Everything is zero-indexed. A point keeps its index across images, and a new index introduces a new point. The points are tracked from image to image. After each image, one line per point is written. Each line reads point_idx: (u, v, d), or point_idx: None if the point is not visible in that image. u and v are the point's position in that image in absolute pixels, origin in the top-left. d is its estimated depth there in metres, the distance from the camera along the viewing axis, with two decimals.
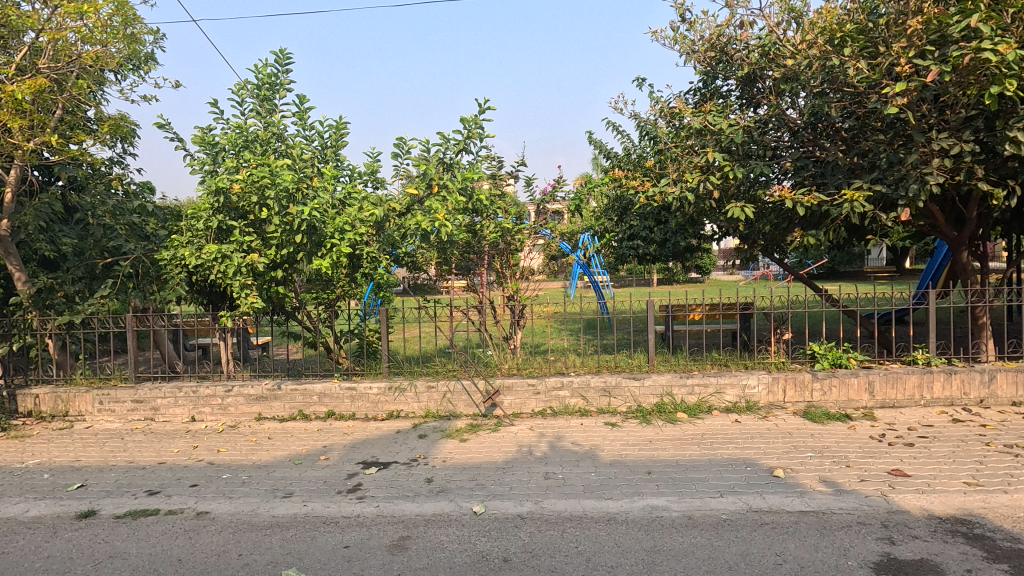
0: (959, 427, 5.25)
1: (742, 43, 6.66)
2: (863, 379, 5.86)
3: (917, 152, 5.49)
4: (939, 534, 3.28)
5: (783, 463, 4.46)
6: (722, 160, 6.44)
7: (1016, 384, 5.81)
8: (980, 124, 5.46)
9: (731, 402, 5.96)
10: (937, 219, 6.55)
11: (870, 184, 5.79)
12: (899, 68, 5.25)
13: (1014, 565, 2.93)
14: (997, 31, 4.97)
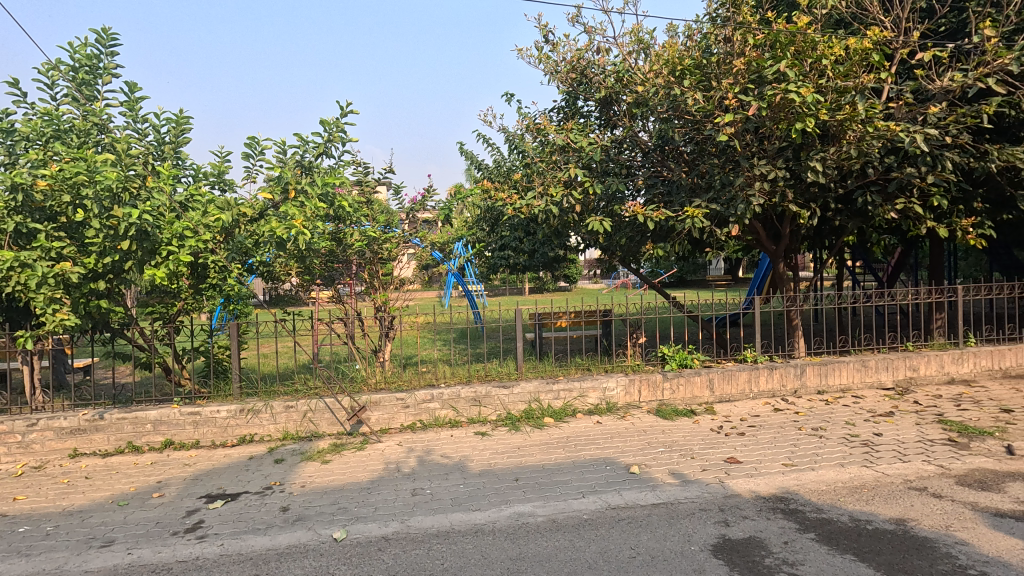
0: (779, 415, 6.05)
1: (599, 67, 7.17)
2: (705, 376, 6.53)
3: (743, 176, 6.26)
4: (764, 512, 3.72)
5: (638, 460, 4.79)
6: (583, 176, 6.84)
7: (821, 375, 6.83)
8: (789, 154, 6.39)
9: (593, 404, 6.29)
10: (759, 234, 7.54)
11: (707, 203, 6.50)
12: (727, 101, 5.96)
13: (820, 533, 3.41)
14: (800, 76, 5.87)
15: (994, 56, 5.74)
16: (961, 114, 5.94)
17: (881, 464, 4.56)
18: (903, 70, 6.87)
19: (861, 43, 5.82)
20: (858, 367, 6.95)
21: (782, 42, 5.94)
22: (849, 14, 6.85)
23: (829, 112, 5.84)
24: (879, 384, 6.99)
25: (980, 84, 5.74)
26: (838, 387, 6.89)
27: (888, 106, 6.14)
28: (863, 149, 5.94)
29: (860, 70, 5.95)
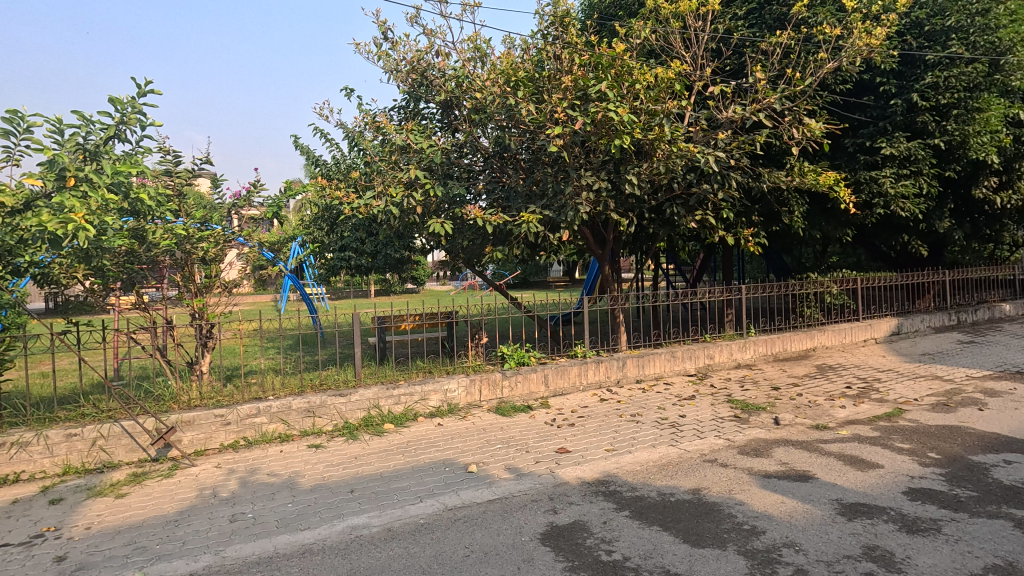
0: (604, 405, 6.63)
1: (439, 70, 7.24)
2: (540, 373, 6.91)
3: (572, 185, 6.75)
4: (588, 497, 4.04)
5: (477, 458, 4.89)
6: (424, 178, 6.79)
7: (639, 366, 7.63)
8: (610, 167, 7.05)
9: (434, 407, 6.28)
10: (588, 239, 8.19)
11: (540, 209, 6.90)
12: (557, 114, 6.39)
13: (633, 510, 3.80)
14: (618, 97, 6.50)
15: (763, 95, 6.93)
16: (742, 141, 7.06)
17: (684, 442, 5.23)
18: (700, 100, 7.97)
19: (666, 73, 6.63)
20: (668, 358, 7.92)
21: (603, 65, 6.52)
22: (658, 47, 7.76)
23: (642, 131, 6.55)
24: (684, 371, 8.02)
25: (754, 117, 6.89)
26: (653, 376, 7.77)
27: (688, 130, 7.08)
28: (669, 166, 6.77)
29: (666, 97, 6.77)
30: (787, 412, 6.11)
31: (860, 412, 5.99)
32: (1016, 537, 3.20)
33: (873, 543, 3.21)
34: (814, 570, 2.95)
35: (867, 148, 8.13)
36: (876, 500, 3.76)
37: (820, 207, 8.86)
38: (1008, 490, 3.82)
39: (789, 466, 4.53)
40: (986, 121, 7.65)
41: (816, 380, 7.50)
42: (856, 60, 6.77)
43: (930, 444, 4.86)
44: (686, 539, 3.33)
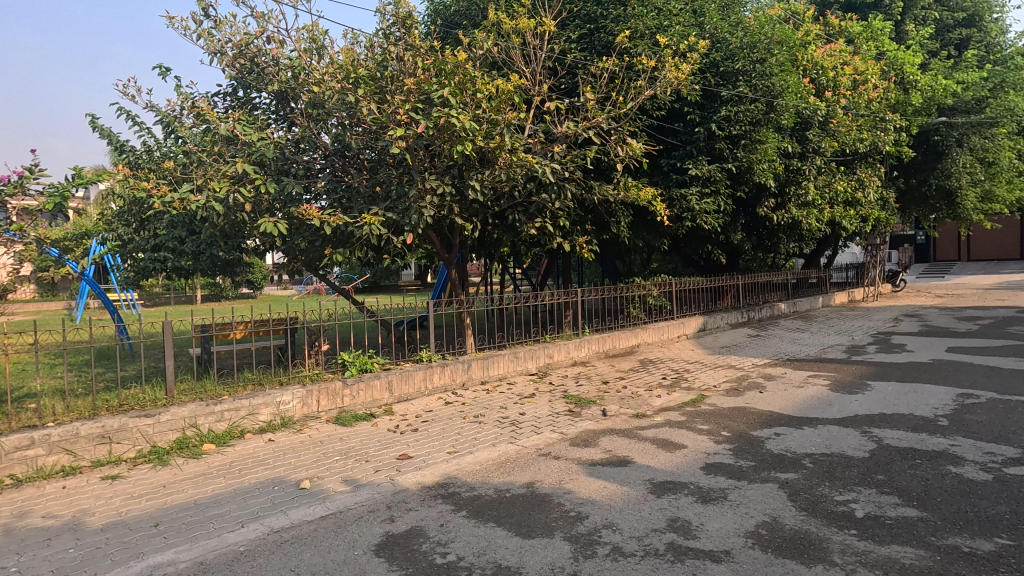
0: (448, 408, 6.67)
1: (271, 57, 6.75)
2: (384, 379, 6.73)
3: (416, 188, 6.69)
4: (426, 501, 4.02)
5: (310, 473, 4.60)
6: (253, 173, 6.22)
7: (484, 367, 7.82)
8: (454, 172, 7.15)
9: (264, 422, 5.77)
10: (434, 242, 8.19)
11: (384, 212, 6.74)
12: (399, 115, 6.33)
13: (470, 509, 3.87)
14: (461, 104, 6.63)
15: (593, 114, 7.56)
16: (575, 156, 7.62)
17: (522, 439, 5.47)
18: (539, 114, 8.46)
19: (506, 85, 6.93)
20: (511, 359, 8.23)
21: (446, 71, 6.64)
22: (500, 59, 8.09)
23: (483, 139, 6.75)
24: (526, 371, 8.41)
25: (585, 134, 7.48)
26: (497, 377, 8.01)
27: (528, 141, 7.45)
28: (510, 175, 7.06)
29: (506, 108, 7.07)
30: (613, 403, 6.72)
31: (672, 400, 6.80)
32: (780, 496, 3.88)
33: (675, 515, 3.64)
34: (627, 546, 3.27)
35: (678, 168, 9.29)
36: (680, 476, 4.30)
37: (642, 219, 9.91)
38: (776, 457, 4.61)
39: (613, 452, 4.98)
40: (765, 151, 9.20)
41: (639, 373, 8.36)
42: (668, 90, 7.72)
43: (723, 424, 5.69)
44: (518, 532, 3.48)
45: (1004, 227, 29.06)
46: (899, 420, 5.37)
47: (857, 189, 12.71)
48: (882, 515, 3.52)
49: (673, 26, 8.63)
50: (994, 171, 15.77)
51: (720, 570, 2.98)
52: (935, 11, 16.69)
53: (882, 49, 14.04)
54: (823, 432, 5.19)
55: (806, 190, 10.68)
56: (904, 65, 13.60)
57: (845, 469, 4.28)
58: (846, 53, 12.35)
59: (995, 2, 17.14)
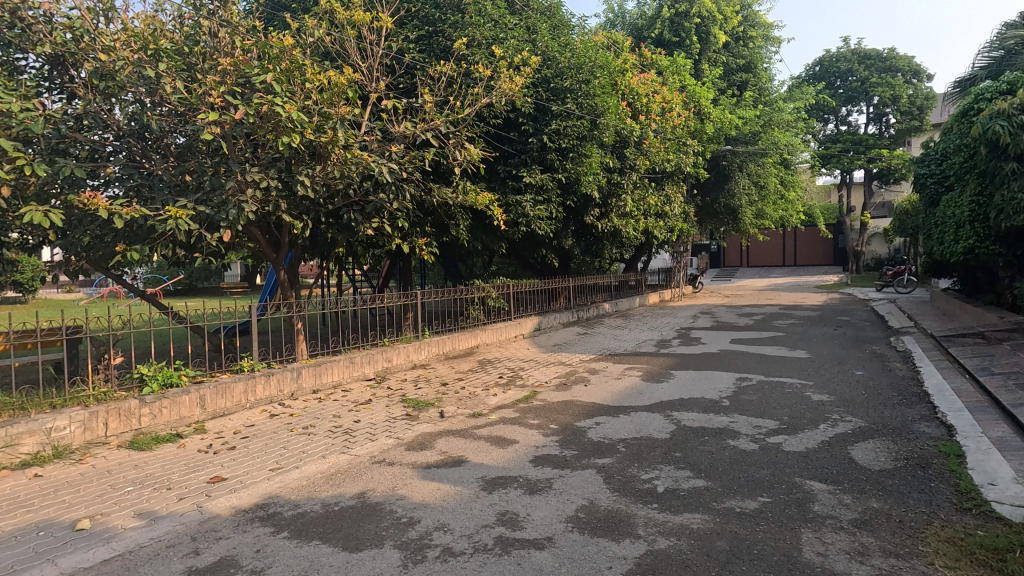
0: (273, 421, 6.15)
1: (42, 14, 5.65)
2: (195, 394, 5.95)
3: (235, 180, 6.07)
4: (241, 527, 3.65)
5: (92, 511, 3.89)
6: (15, 150, 5.08)
7: (315, 375, 7.35)
8: (280, 166, 6.64)
9: (29, 454, 4.76)
10: (259, 241, 7.50)
11: (194, 204, 5.98)
12: (212, 98, 5.72)
13: (292, 529, 3.60)
14: (287, 92, 6.21)
15: (431, 117, 7.58)
16: (413, 156, 7.54)
17: (355, 447, 5.25)
18: (375, 111, 8.24)
19: (339, 78, 6.63)
20: (347, 364, 7.85)
21: (270, 56, 6.22)
22: (333, 50, 7.74)
23: (313, 132, 6.38)
24: (363, 376, 8.09)
25: (423, 136, 7.46)
26: (330, 384, 7.58)
27: (363, 138, 7.20)
28: (344, 172, 6.73)
29: (339, 101, 6.75)
30: (451, 404, 6.78)
31: (507, 398, 7.08)
32: (597, 480, 4.25)
33: (505, 509, 3.78)
34: (457, 545, 3.30)
35: (514, 176, 9.74)
36: (511, 471, 4.48)
37: (481, 223, 10.18)
38: (596, 445, 5.05)
39: (448, 453, 5.01)
40: (590, 165, 10.05)
41: (477, 373, 8.56)
42: (503, 100, 8.04)
43: (552, 417, 6.07)
44: (345, 546, 3.32)
45: (773, 239, 35.46)
46: (694, 404, 6.23)
47: (665, 203, 14.51)
48: (678, 488, 4.04)
49: (509, 39, 8.98)
50: (765, 193, 19.11)
51: (543, 556, 3.16)
52: (723, 55, 19.69)
53: (684, 83, 16.10)
54: (635, 418, 5.82)
55: (625, 202, 11.89)
56: (701, 99, 15.81)
57: (651, 450, 4.84)
58: (656, 83, 13.96)
59: (765, 54, 20.77)
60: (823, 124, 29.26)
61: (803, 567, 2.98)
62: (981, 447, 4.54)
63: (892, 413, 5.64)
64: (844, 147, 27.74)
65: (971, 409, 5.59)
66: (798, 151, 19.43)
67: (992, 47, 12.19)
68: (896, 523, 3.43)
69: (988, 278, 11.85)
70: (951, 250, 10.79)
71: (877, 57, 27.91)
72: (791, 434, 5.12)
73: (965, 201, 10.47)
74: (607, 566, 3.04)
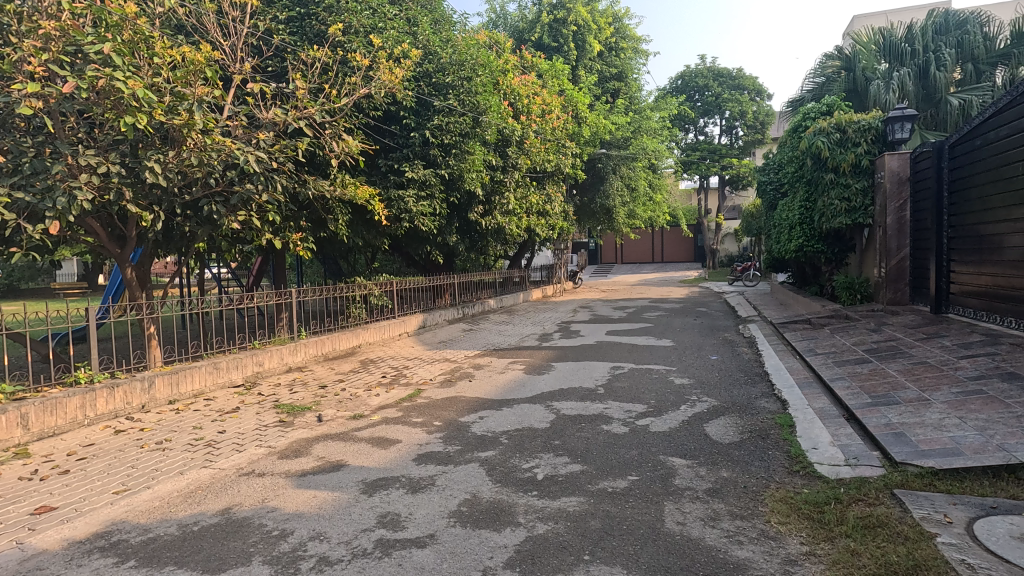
0: (119, 437, 5.45)
1: None
2: (14, 413, 5.08)
3: (63, 163, 5.27)
4: (75, 561, 3.19)
5: None
6: None
7: (171, 384, 6.61)
8: (123, 150, 5.88)
9: None
10: (97, 234, 6.59)
11: (10, 190, 5.10)
12: (32, 67, 4.93)
13: (141, 557, 3.21)
14: (130, 66, 5.52)
15: (304, 104, 7.13)
16: (284, 146, 7.02)
17: (220, 460, 4.81)
18: (240, 95, 7.60)
19: (195, 54, 5.99)
20: (208, 370, 7.15)
21: (109, 23, 5.47)
22: (189, 24, 7.05)
23: (164, 113, 5.74)
24: (230, 383, 7.43)
25: (295, 124, 6.99)
26: (190, 393, 6.86)
27: (225, 123, 6.58)
28: (202, 160, 6.10)
29: (196, 81, 6.11)
30: (330, 407, 6.47)
31: (390, 397, 6.92)
32: (480, 473, 4.30)
33: (385, 511, 3.69)
34: (334, 553, 3.16)
35: (395, 170, 9.51)
36: (391, 472, 4.38)
37: (362, 218, 9.78)
38: (479, 439, 5.11)
39: (326, 459, 4.78)
40: (473, 162, 10.09)
41: (359, 374, 8.26)
42: (381, 91, 7.78)
43: (436, 415, 6.03)
44: (204, 568, 3.04)
45: (643, 238, 38.28)
46: (572, 393, 6.53)
47: (547, 202, 15.02)
48: (557, 474, 4.22)
49: (388, 29, 8.71)
50: (636, 195, 20.51)
51: (424, 554, 3.13)
52: (598, 63, 20.80)
53: (563, 87, 16.71)
54: (517, 410, 5.98)
55: (507, 200, 12.13)
56: (578, 103, 16.55)
57: (532, 440, 5.00)
58: (536, 85, 14.35)
59: (637, 65, 22.27)
60: (685, 133, 32.10)
61: (665, 537, 3.26)
62: (807, 417, 5.29)
63: (740, 392, 6.36)
64: (703, 155, 30.65)
65: (800, 385, 6.47)
66: (664, 157, 21.12)
67: (816, 74, 14.17)
68: (742, 488, 3.88)
69: (815, 272, 13.79)
70: (787, 248, 12.40)
71: (728, 76, 31.16)
72: (657, 416, 5.57)
73: (796, 206, 12.07)
74: (488, 557, 3.09)
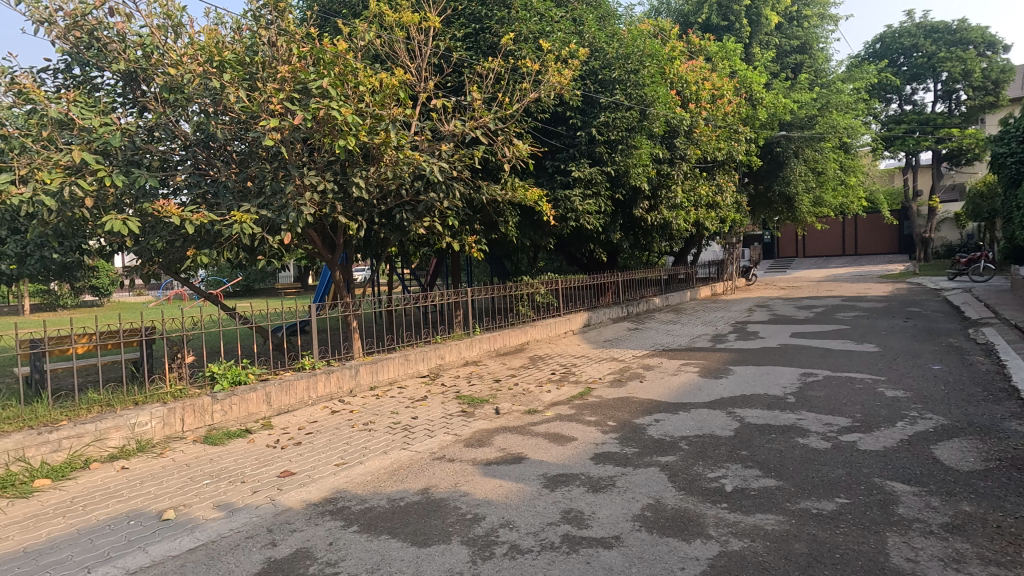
0: (335, 417, 6.34)
1: (115, 33, 6.19)
2: (261, 391, 6.20)
3: (294, 184, 6.28)
4: (313, 520, 3.79)
5: (176, 502, 4.15)
6: (94, 162, 5.54)
7: (372, 372, 7.52)
8: (334, 168, 6.81)
9: (115, 448, 5.09)
10: (315, 242, 7.73)
11: (257, 209, 6.23)
12: (273, 105, 5.97)
13: (362, 523, 3.69)
14: (342, 96, 6.39)
15: (479, 114, 7.57)
16: (463, 155, 7.55)
17: (415, 443, 5.33)
18: (425, 111, 8.34)
19: (391, 80, 6.73)
20: (401, 361, 8.00)
21: (325, 61, 6.41)
22: (383, 53, 7.90)
23: (367, 134, 6.53)
24: (417, 373, 8.23)
25: (472, 134, 7.46)
26: (387, 381, 7.74)
27: (414, 138, 7.27)
28: (396, 173, 6.82)
29: (391, 103, 6.85)
30: (506, 401, 6.79)
31: (562, 394, 7.05)
32: (662, 478, 4.16)
33: (569, 507, 3.75)
34: (524, 543, 3.29)
35: (562, 170, 9.65)
36: (571, 468, 4.45)
37: (530, 219, 10.11)
38: (657, 442, 4.95)
39: (506, 450, 5.02)
40: (639, 156, 9.85)
41: (529, 370, 8.56)
42: (551, 94, 7.95)
43: (610, 414, 5.98)
44: (413, 541, 3.38)
45: (831, 227, 33.92)
46: (757, 400, 6.01)
47: (717, 193, 14.08)
48: (747, 487, 3.90)
49: (555, 32, 8.93)
50: (823, 179, 18.25)
51: (611, 555, 3.11)
52: (775, 37, 19.04)
53: (735, 68, 15.60)
54: (696, 415, 5.67)
55: (675, 193, 11.61)
56: (753, 84, 15.28)
57: (715, 448, 4.69)
58: (705, 70, 13.55)
59: (822, 34, 19.94)
60: (886, 104, 27.76)
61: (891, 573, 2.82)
62: None
63: (979, 411, 5.27)
64: (909, 128, 26.18)
65: None
66: (859, 134, 18.48)
67: None
68: (993, 528, 3.20)
69: None
70: None
71: (945, 30, 26.24)
72: (867, 432, 4.86)
73: None
74: (680, 567, 2.96)
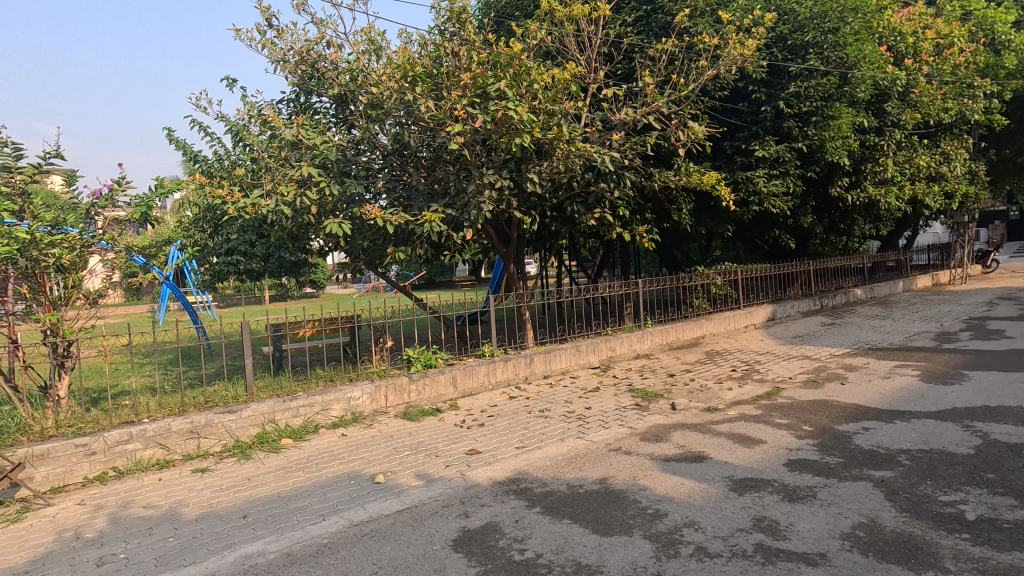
0: (513, 402, 6.68)
1: (331, 62, 7.23)
2: (449, 374, 6.80)
3: (474, 183, 6.73)
4: (499, 497, 4.04)
5: (385, 468, 4.76)
6: (317, 175, 6.56)
7: (546, 361, 7.77)
8: (510, 165, 7.13)
9: (337, 417, 5.99)
10: (492, 238, 8.19)
11: (444, 208, 6.80)
12: (456, 111, 6.45)
13: (544, 505, 3.84)
14: (517, 96, 6.65)
15: (652, 99, 7.31)
16: (634, 143, 7.40)
17: (591, 433, 5.38)
18: (595, 102, 8.30)
19: (563, 75, 6.83)
20: (573, 352, 8.13)
21: (501, 64, 6.73)
22: (554, 48, 8.04)
23: (541, 130, 6.71)
24: (588, 364, 8.29)
25: (645, 120, 7.22)
26: (559, 370, 7.94)
27: (585, 130, 7.28)
28: (568, 166, 6.92)
29: (563, 97, 6.95)
30: (683, 397, 6.50)
31: (746, 393, 6.52)
32: (877, 495, 3.62)
33: (761, 514, 3.46)
34: (712, 546, 3.12)
35: (743, 150, 8.88)
36: (762, 473, 4.09)
37: (705, 205, 9.51)
38: (868, 454, 4.32)
39: (686, 448, 4.81)
40: (839, 127, 8.63)
41: (706, 365, 8.08)
42: (732, 68, 7.35)
43: (805, 418, 5.38)
44: (594, 529, 3.42)
45: None
46: (1007, 414, 4.90)
47: (942, 163, 11.76)
48: (998, 518, 3.20)
49: (735, 1, 8.27)
50: None
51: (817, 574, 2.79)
52: None
53: (968, 10, 12.88)
54: (919, 426, 4.82)
55: (884, 166, 9.97)
56: (994, 25, 12.48)
57: (949, 467, 3.94)
58: (926, 17, 11.42)
59: None
60: None
61: None
62: None
63: None
64: None
65: None
66: None
67: None
68: None
69: None
70: None
71: None
72: None
73: None
74: None
